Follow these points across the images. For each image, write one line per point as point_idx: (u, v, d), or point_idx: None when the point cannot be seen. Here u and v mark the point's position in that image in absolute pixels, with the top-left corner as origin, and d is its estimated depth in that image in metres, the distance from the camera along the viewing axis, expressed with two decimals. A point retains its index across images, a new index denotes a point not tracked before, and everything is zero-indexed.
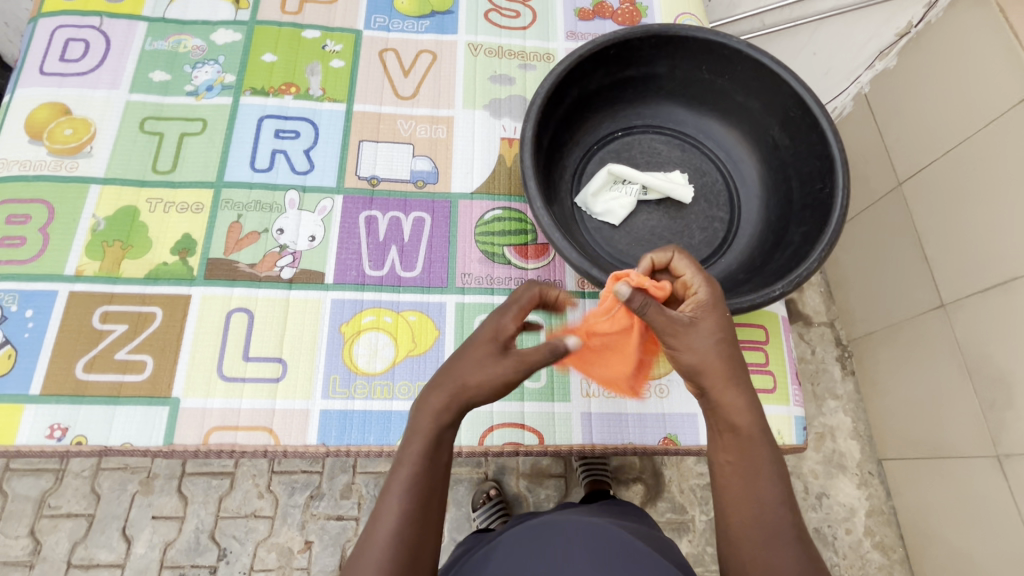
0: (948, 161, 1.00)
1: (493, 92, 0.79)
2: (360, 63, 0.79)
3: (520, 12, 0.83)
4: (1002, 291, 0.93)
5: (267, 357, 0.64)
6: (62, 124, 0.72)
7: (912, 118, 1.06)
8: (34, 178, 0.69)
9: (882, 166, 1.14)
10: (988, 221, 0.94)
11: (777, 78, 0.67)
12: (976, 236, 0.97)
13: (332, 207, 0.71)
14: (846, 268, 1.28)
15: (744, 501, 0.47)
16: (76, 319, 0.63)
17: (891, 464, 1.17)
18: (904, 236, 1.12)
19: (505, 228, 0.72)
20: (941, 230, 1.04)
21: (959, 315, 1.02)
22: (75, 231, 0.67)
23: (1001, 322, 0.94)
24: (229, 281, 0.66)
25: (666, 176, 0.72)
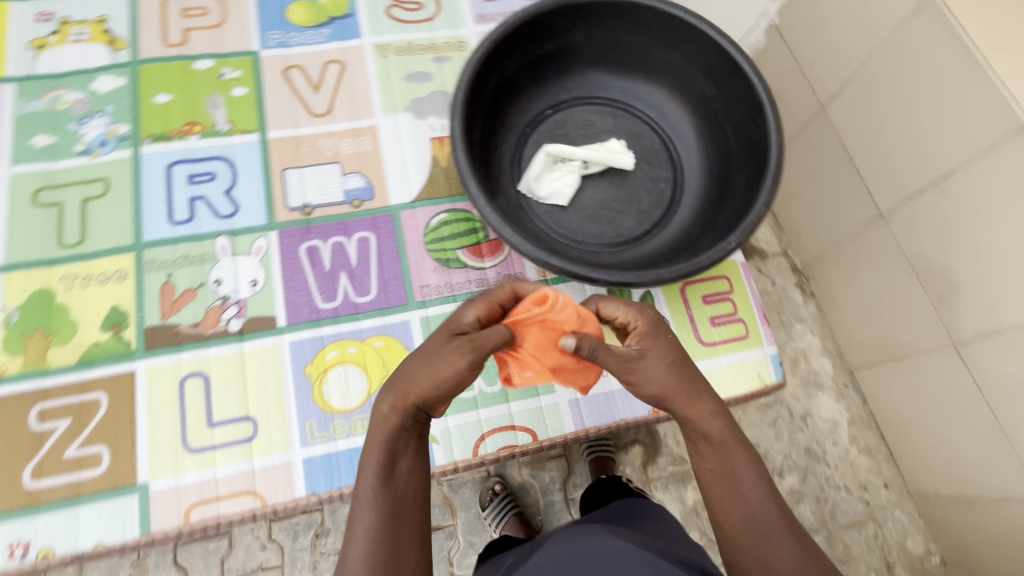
0: (864, 77, 1.03)
1: (412, 92, 0.75)
2: (264, 87, 0.73)
3: (422, 3, 0.79)
4: (933, 192, 0.97)
5: (233, 419, 0.60)
6: None
7: (824, 41, 1.08)
8: None
9: (804, 91, 1.17)
10: (910, 129, 0.98)
11: (692, 27, 0.66)
12: (900, 144, 1.01)
13: (268, 246, 0.67)
14: (788, 196, 1.31)
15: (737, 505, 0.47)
16: (9, 424, 0.58)
17: (862, 372, 1.24)
18: (836, 156, 1.15)
19: (454, 230, 0.70)
20: (867, 146, 1.08)
21: (898, 223, 1.06)
22: None
23: (936, 221, 0.98)
24: (175, 347, 0.62)
25: (607, 147, 0.72)
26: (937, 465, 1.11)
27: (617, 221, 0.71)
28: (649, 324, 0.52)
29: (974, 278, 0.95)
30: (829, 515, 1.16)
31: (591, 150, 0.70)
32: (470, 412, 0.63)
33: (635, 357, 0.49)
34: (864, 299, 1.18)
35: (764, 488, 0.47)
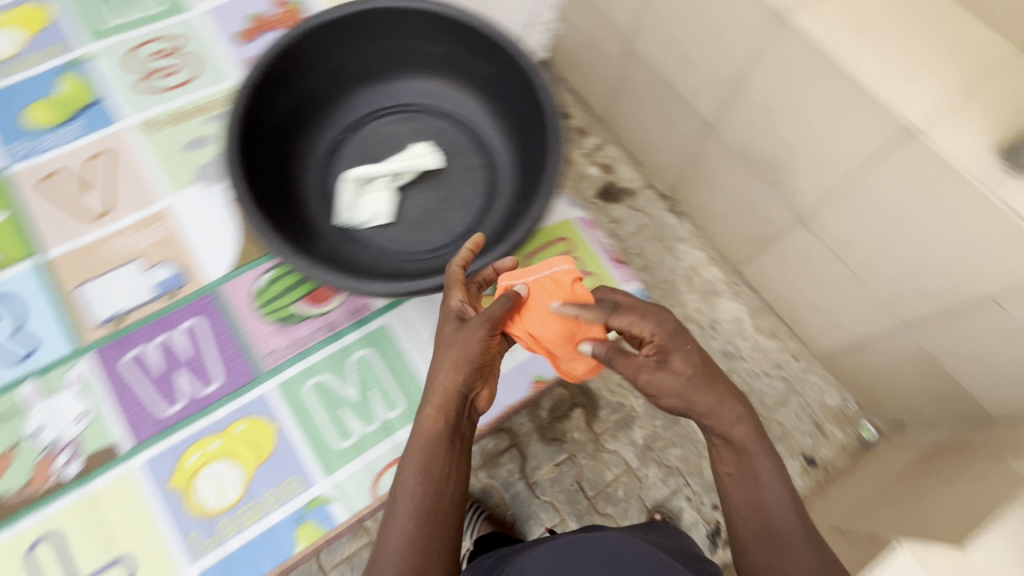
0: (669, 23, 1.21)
1: (192, 161, 0.70)
2: (27, 205, 0.66)
3: (177, 66, 0.74)
4: (746, 108, 1.18)
5: (103, 566, 0.55)
6: None
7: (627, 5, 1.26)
8: None
9: (627, 50, 1.38)
10: (715, 59, 1.18)
11: (440, 16, 0.66)
12: (712, 74, 1.20)
13: (86, 372, 0.61)
14: (650, 136, 1.54)
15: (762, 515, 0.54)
16: None
17: (749, 269, 1.50)
18: (671, 96, 1.35)
19: (286, 286, 0.67)
20: (700, 70, 1.24)
21: (733, 139, 1.27)
22: None
23: (757, 129, 1.19)
24: (9, 519, 0.55)
25: (412, 153, 0.71)
26: (830, 326, 1.35)
27: (445, 220, 0.71)
28: (668, 332, 0.54)
29: (810, 167, 1.13)
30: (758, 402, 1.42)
31: (393, 162, 0.69)
32: (357, 458, 0.61)
33: (654, 368, 0.53)
34: (718, 210, 1.46)
35: (787, 492, 0.54)
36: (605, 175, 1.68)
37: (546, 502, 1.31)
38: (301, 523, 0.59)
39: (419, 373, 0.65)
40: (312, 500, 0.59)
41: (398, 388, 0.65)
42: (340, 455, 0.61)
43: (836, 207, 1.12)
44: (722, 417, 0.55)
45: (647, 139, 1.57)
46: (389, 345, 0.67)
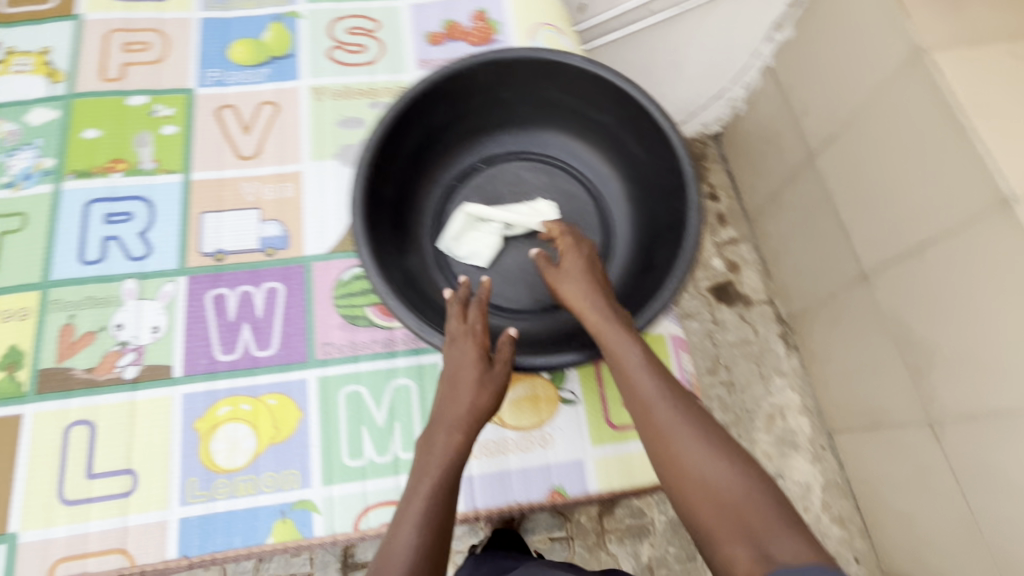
0: (866, 143, 1.14)
1: (341, 138, 0.73)
2: (195, 125, 0.73)
3: (365, 45, 0.78)
4: (915, 258, 1.05)
5: (115, 471, 0.59)
6: None
7: (838, 109, 1.20)
8: None
9: (800, 144, 1.34)
10: (897, 198, 1.08)
11: (600, 74, 0.63)
12: (894, 220, 1.09)
13: (175, 292, 0.65)
14: (788, 255, 1.46)
15: (667, 450, 0.50)
16: None
17: (838, 435, 1.36)
18: (834, 232, 1.26)
19: (366, 286, 0.67)
20: (870, 208, 1.15)
21: (878, 285, 1.16)
22: None
23: (917, 290, 1.05)
24: (66, 392, 0.61)
25: (480, 224, 0.67)
26: (908, 547, 1.18)
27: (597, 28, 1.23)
28: None
29: (952, 359, 1.00)
30: None
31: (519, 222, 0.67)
32: (357, 481, 0.60)
33: None
34: (839, 365, 1.31)
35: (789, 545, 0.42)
36: (726, 270, 1.56)
37: None
38: (282, 518, 0.59)
39: None
40: (301, 501, 0.59)
41: (344, 421, 0.62)
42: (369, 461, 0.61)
43: (971, 431, 0.98)
44: (656, 408, 0.52)
45: (784, 253, 1.47)
46: (417, 381, 0.64)
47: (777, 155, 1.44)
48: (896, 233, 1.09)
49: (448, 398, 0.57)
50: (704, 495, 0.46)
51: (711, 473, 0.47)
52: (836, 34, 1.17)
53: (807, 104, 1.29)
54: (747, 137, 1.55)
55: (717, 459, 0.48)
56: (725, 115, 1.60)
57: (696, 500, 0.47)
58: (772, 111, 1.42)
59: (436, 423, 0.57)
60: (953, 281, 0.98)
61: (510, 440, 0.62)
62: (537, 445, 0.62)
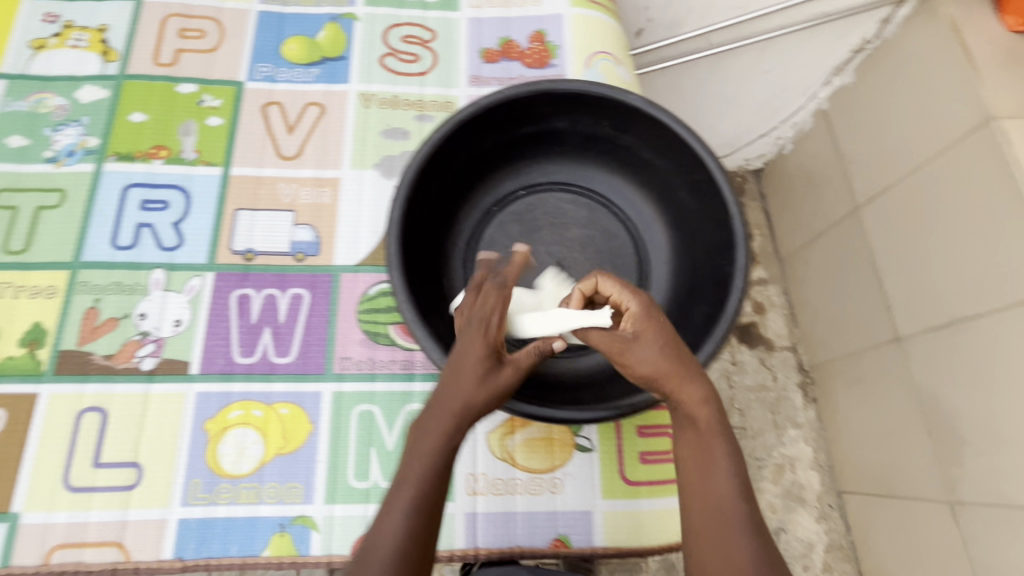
0: (917, 202, 1.09)
1: (384, 148, 0.72)
2: (240, 119, 0.72)
3: (419, 55, 0.77)
4: (955, 329, 1.01)
5: (121, 462, 0.58)
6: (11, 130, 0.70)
7: (892, 164, 1.16)
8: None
9: (844, 192, 1.30)
10: (944, 264, 1.03)
11: (656, 117, 0.61)
12: (937, 287, 1.05)
13: (201, 287, 0.65)
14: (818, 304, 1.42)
15: (700, 505, 0.44)
16: None
17: (848, 496, 1.31)
18: (871, 289, 1.22)
19: (391, 303, 0.66)
20: (914, 271, 1.11)
21: (910, 350, 1.11)
22: None
23: (952, 362, 1.01)
24: (82, 376, 0.61)
25: (561, 283, 0.63)
26: None
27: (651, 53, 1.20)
28: None
29: (983, 440, 0.96)
30: None
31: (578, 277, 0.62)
32: (359, 504, 0.59)
33: None
34: (858, 425, 1.27)
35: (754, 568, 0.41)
36: (752, 311, 1.53)
37: None
38: (280, 531, 0.58)
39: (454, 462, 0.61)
40: (301, 516, 0.58)
41: (354, 440, 0.61)
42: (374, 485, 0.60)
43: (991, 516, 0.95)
44: (709, 465, 0.44)
45: (814, 301, 1.43)
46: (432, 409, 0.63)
47: (818, 200, 1.40)
48: (939, 300, 1.05)
49: (448, 384, 0.49)
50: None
51: (743, 556, 0.40)
52: (901, 86, 1.13)
53: (858, 153, 1.25)
54: (789, 178, 1.51)
55: (751, 539, 0.41)
56: (769, 153, 1.56)
57: (697, 512, 0.44)
58: (819, 155, 1.38)
59: (417, 433, 0.48)
60: (990, 359, 0.94)
61: (518, 481, 0.61)
62: (546, 489, 0.60)
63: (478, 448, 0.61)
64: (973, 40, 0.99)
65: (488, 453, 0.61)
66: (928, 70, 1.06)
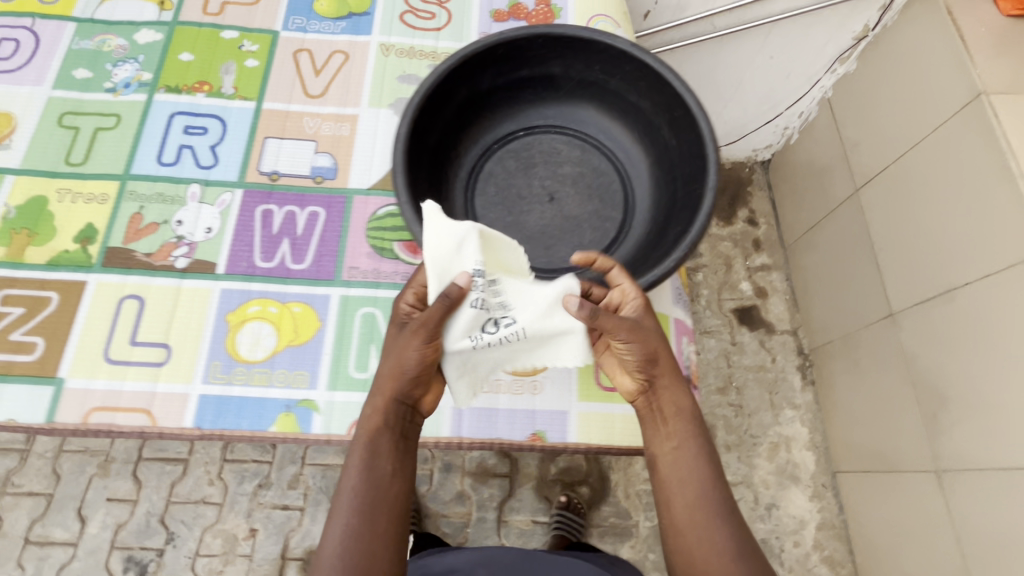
0: (914, 179, 1.12)
1: (399, 91, 0.80)
2: (274, 62, 0.81)
3: (436, 13, 0.86)
4: (945, 300, 1.04)
5: (154, 343, 0.67)
6: (76, 64, 0.80)
7: (890, 145, 1.20)
8: (43, 118, 0.76)
9: (845, 176, 1.34)
10: (938, 238, 1.06)
11: (640, 58, 0.67)
12: (930, 261, 1.08)
13: (231, 201, 0.73)
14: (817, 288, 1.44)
15: (686, 497, 0.56)
16: (27, 283, 0.68)
17: (842, 476, 1.32)
18: (868, 268, 1.25)
19: (398, 223, 0.73)
20: (909, 247, 1.13)
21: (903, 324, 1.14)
22: (40, 214, 0.71)
23: (943, 333, 1.04)
24: (125, 269, 0.69)
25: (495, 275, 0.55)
26: None
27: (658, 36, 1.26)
28: None
29: (972, 407, 0.98)
30: None
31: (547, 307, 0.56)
32: (358, 393, 0.65)
33: None
34: (853, 405, 1.29)
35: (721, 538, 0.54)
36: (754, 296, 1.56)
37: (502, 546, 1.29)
38: (286, 411, 0.65)
39: None
40: (305, 400, 0.65)
41: (358, 338, 0.68)
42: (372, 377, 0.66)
43: (976, 480, 0.97)
44: (691, 466, 0.57)
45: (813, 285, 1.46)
46: None
47: (820, 185, 1.44)
48: (934, 273, 1.07)
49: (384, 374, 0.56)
50: (716, 557, 0.53)
51: (725, 537, 0.54)
52: (901, 68, 1.16)
53: (860, 136, 1.29)
54: (794, 167, 1.55)
55: (727, 523, 0.55)
56: (776, 143, 1.61)
57: (674, 497, 0.57)
58: (823, 142, 1.42)
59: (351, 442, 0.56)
60: (980, 326, 0.97)
61: (502, 382, 0.67)
62: (527, 391, 0.66)
63: None
64: (968, 21, 1.03)
65: None
66: (926, 51, 1.10)
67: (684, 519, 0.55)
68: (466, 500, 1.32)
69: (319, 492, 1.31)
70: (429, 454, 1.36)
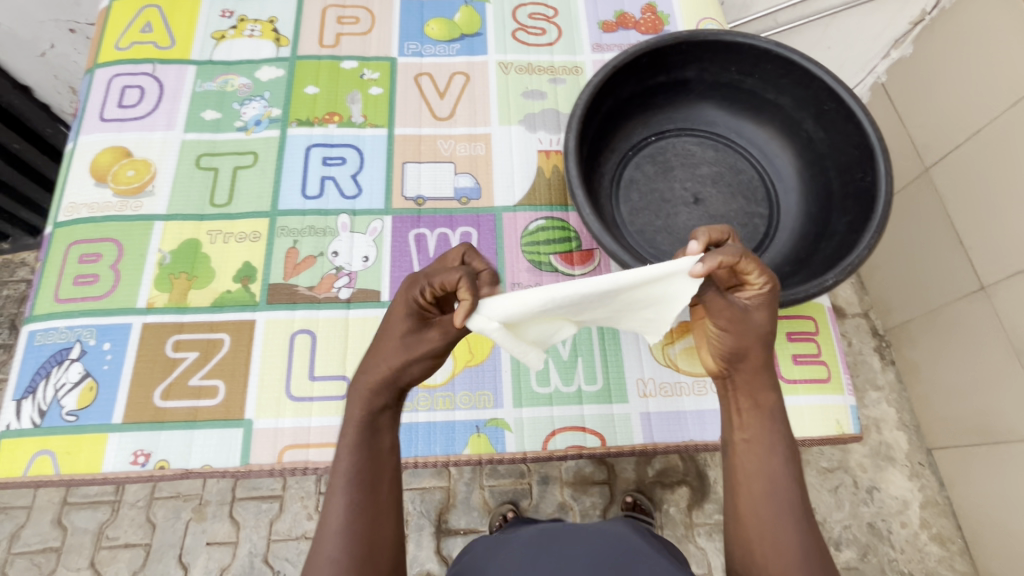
0: (993, 153, 1.14)
1: (526, 107, 0.81)
2: (397, 88, 0.82)
3: (546, 29, 0.87)
4: None
5: (332, 376, 0.66)
6: (203, 106, 0.80)
7: (955, 123, 1.21)
8: (181, 162, 0.76)
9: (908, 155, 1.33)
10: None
11: (785, 56, 0.69)
12: (1022, 233, 1.10)
13: (382, 228, 0.73)
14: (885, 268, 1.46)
15: (755, 492, 0.49)
16: (196, 327, 0.68)
17: (939, 452, 1.33)
18: (948, 244, 1.26)
19: (549, 237, 0.74)
20: (996, 220, 1.15)
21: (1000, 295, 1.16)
22: (195, 257, 0.71)
23: None
24: (291, 304, 0.69)
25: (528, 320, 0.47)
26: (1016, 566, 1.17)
27: None
28: None
29: None
30: None
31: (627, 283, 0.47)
32: (545, 407, 0.66)
33: None
34: (945, 380, 1.30)
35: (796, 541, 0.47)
36: None
37: None
38: (476, 432, 0.64)
39: (625, 370, 0.68)
40: (493, 419, 0.65)
41: None
42: (555, 390, 0.67)
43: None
44: (768, 461, 0.49)
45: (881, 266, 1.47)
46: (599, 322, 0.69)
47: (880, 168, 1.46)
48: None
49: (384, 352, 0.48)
50: (775, 553, 0.47)
51: (792, 535, 0.47)
52: (960, 46, 1.17)
53: (918, 116, 1.30)
54: None
55: (800, 522, 0.47)
56: None
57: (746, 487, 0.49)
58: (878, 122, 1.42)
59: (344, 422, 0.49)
60: None
61: (683, 384, 0.67)
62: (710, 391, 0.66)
63: (644, 355, 0.68)
64: None
65: (652, 360, 0.68)
66: (990, 27, 1.11)
67: (748, 510, 0.49)
68: (570, 511, 1.27)
69: (422, 517, 1.24)
70: (525, 469, 1.31)
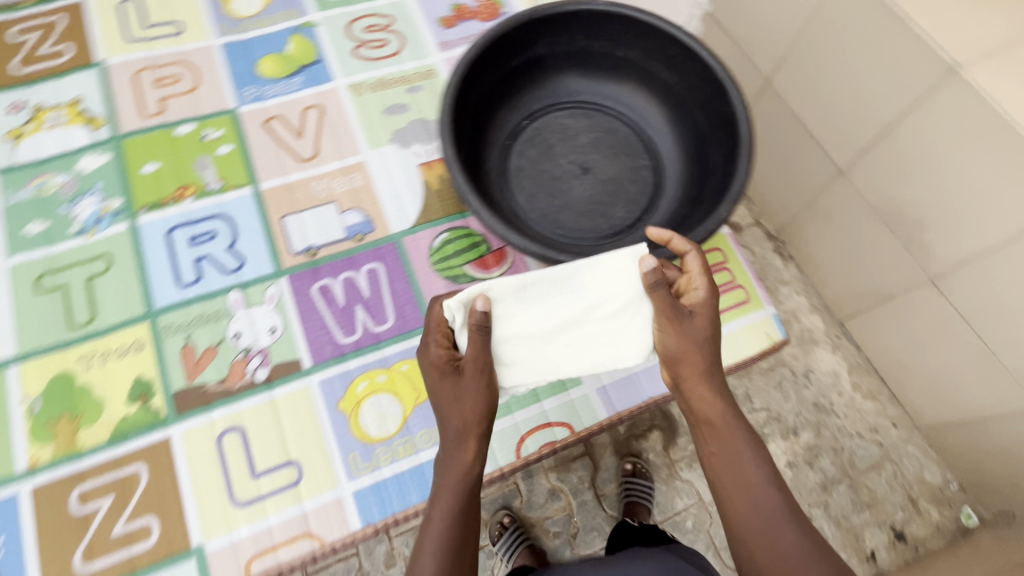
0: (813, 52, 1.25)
1: (392, 124, 0.78)
2: (248, 140, 0.75)
3: (387, 39, 0.83)
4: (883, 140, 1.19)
5: (277, 466, 0.61)
6: (24, 220, 0.68)
7: (776, 34, 1.33)
8: (18, 293, 0.65)
9: (749, 69, 1.45)
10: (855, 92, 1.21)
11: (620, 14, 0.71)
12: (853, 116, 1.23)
13: (280, 292, 0.68)
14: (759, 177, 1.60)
15: (745, 507, 0.52)
16: (98, 469, 0.59)
17: (849, 322, 1.50)
18: (802, 141, 1.40)
19: (457, 248, 0.72)
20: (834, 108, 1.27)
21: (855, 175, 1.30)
22: (71, 392, 0.61)
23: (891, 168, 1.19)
24: (205, 406, 0.62)
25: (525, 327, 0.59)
26: (932, 395, 1.34)
27: None
28: None
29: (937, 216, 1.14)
30: (848, 462, 1.37)
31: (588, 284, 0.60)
32: (506, 417, 0.65)
33: None
34: (835, 259, 1.45)
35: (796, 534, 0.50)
36: None
37: (613, 518, 1.26)
38: None
39: None
40: None
41: None
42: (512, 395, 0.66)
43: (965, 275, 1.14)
44: (743, 465, 0.53)
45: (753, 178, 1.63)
46: None
47: None
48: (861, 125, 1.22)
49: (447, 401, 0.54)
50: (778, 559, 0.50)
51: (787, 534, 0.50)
52: None
53: (747, 35, 1.41)
54: None
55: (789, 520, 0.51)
56: None
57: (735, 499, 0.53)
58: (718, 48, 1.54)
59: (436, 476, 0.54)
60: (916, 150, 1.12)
61: None
62: None
63: None
64: None
65: None
66: None
67: (741, 525, 0.52)
68: (562, 494, 1.29)
69: None
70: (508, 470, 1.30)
